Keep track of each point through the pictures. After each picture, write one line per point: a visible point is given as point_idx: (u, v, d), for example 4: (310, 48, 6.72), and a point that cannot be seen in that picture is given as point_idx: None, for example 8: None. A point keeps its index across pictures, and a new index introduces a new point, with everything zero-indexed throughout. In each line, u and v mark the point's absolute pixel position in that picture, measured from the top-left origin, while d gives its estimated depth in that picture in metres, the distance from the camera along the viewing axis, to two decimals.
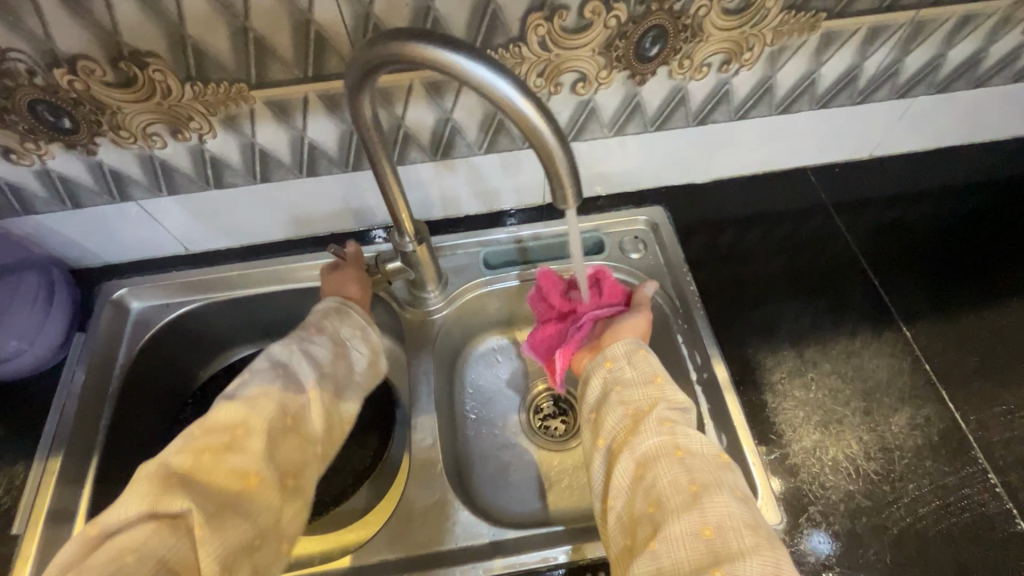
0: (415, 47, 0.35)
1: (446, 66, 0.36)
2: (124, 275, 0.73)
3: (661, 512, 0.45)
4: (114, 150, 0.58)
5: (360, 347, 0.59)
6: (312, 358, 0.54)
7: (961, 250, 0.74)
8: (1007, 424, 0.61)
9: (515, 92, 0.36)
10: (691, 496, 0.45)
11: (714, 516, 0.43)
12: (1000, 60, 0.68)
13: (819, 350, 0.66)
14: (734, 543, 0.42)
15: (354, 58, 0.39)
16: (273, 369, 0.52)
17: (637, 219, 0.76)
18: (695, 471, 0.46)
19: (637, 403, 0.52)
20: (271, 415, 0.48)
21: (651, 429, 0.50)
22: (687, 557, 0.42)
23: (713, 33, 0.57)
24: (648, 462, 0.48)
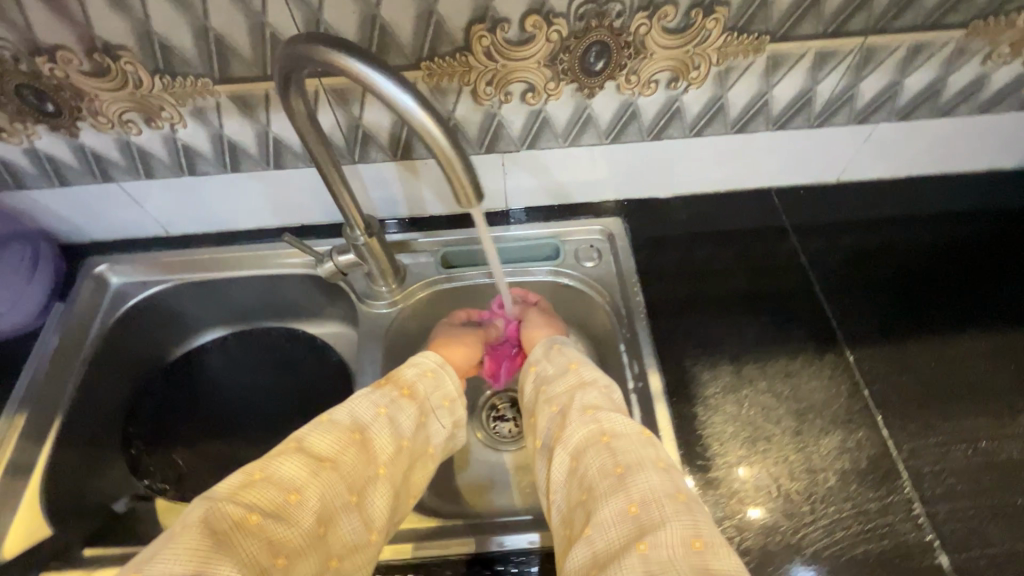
0: (326, 55, 0.38)
1: (356, 75, 0.37)
2: (107, 252, 0.78)
3: (592, 498, 0.49)
4: (94, 134, 0.63)
5: (444, 420, 0.61)
6: (395, 424, 0.55)
7: (918, 279, 0.73)
8: (940, 456, 0.60)
9: (419, 110, 0.37)
10: (612, 474, 0.49)
11: (637, 492, 0.47)
12: (962, 90, 0.68)
13: (757, 368, 0.66)
14: (658, 511, 0.46)
15: (280, 56, 0.41)
16: (352, 432, 0.52)
17: (595, 230, 0.78)
18: (618, 454, 0.51)
19: (565, 399, 0.58)
20: (342, 483, 0.48)
21: (578, 419, 0.55)
22: (618, 534, 0.45)
23: (656, 51, 0.59)
24: (579, 454, 0.53)
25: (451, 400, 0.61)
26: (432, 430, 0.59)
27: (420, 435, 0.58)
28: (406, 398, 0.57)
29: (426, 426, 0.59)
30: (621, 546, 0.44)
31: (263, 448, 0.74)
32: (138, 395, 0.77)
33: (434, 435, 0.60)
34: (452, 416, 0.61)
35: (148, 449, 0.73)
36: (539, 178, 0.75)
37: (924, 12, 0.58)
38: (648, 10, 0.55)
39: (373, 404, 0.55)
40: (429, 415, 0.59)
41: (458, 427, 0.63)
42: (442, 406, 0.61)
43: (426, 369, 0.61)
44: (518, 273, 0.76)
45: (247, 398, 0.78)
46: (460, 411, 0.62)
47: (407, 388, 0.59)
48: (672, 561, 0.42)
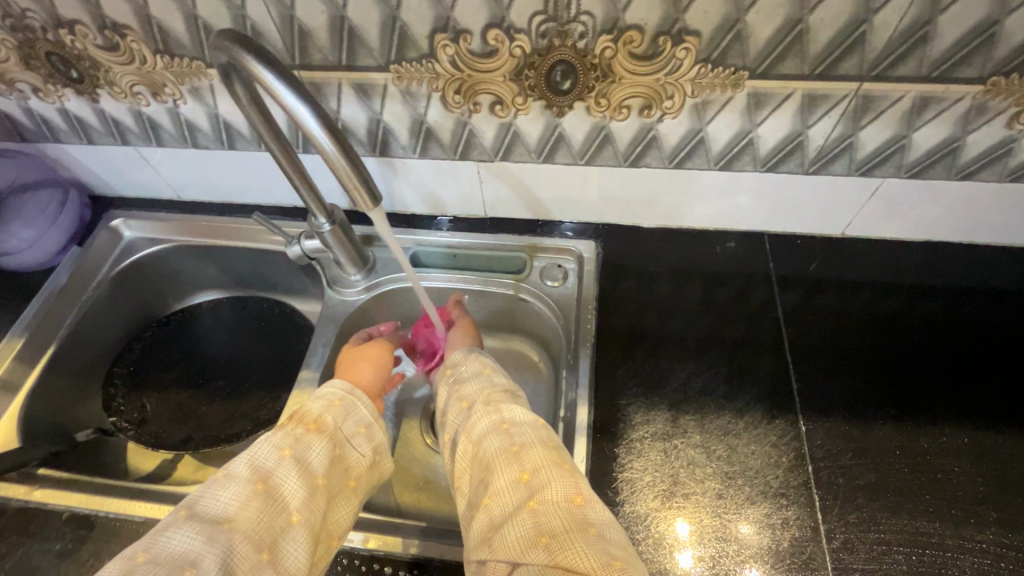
0: (240, 57, 0.41)
1: (262, 80, 0.41)
2: (127, 207, 0.87)
3: (487, 472, 0.46)
4: (111, 101, 0.70)
5: (363, 448, 0.56)
6: (304, 464, 0.50)
7: (906, 354, 0.66)
8: (877, 555, 0.53)
9: (315, 122, 0.40)
10: (505, 447, 0.47)
11: (530, 462, 0.45)
12: (985, 152, 0.60)
13: (695, 420, 0.62)
14: (549, 474, 0.44)
15: (211, 47, 0.44)
16: (253, 484, 0.47)
17: (569, 250, 0.77)
18: (513, 432, 0.48)
19: (469, 395, 0.55)
20: (245, 542, 0.43)
21: (481, 409, 0.52)
22: (510, 502, 0.43)
23: (625, 75, 0.57)
24: (477, 437, 0.50)
25: (367, 425, 0.57)
26: (352, 461, 0.54)
27: (336, 469, 0.53)
28: (315, 433, 0.53)
29: (343, 458, 0.54)
30: (511, 515, 0.42)
31: (220, 407, 0.79)
32: (129, 340, 0.85)
33: (356, 464, 0.55)
34: (371, 445, 0.57)
35: (123, 390, 0.80)
36: (516, 191, 0.75)
37: (930, 62, 0.52)
38: (613, 34, 0.54)
39: (274, 448, 0.50)
40: (344, 446, 0.54)
41: (383, 454, 0.58)
42: (358, 433, 0.56)
43: (333, 399, 0.57)
44: (481, 281, 0.76)
45: (220, 360, 0.83)
46: (379, 435, 0.58)
47: (314, 422, 0.54)
48: (560, 521, 0.40)
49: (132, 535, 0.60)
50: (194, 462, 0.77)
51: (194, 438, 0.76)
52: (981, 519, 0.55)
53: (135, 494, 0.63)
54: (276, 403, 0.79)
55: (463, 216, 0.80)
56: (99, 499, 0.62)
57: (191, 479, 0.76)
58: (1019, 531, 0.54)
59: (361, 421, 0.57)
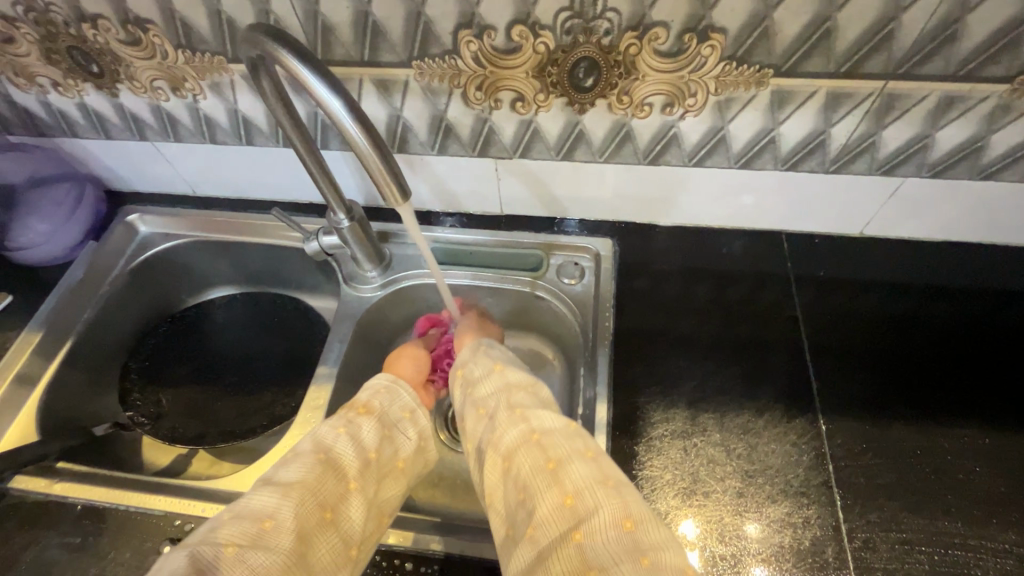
0: (276, 53, 0.42)
1: (297, 75, 0.42)
2: (142, 202, 0.87)
3: (527, 497, 0.46)
4: (130, 96, 0.71)
5: (408, 432, 0.55)
6: (358, 439, 0.51)
7: (925, 354, 0.66)
8: (899, 555, 0.53)
9: (348, 115, 0.41)
10: (541, 465, 0.46)
11: (569, 483, 0.45)
12: (1008, 152, 0.60)
13: (714, 419, 0.62)
14: (592, 498, 0.43)
15: (241, 41, 0.46)
16: (314, 454, 0.49)
17: (585, 249, 0.76)
18: (547, 446, 0.48)
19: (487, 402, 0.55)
20: (313, 500, 0.45)
21: (505, 417, 0.52)
22: (555, 532, 0.42)
23: (648, 72, 0.57)
24: (509, 454, 0.49)
25: (411, 410, 0.57)
26: (400, 443, 0.54)
27: (387, 448, 0.53)
28: (365, 414, 0.54)
29: (392, 440, 0.54)
30: (557, 543, 0.42)
31: (235, 402, 0.79)
32: (144, 335, 0.85)
33: (403, 448, 0.54)
34: (416, 431, 0.56)
35: (138, 385, 0.80)
36: (533, 188, 0.74)
37: (956, 60, 0.52)
38: (638, 31, 0.54)
39: (331, 427, 0.52)
40: (393, 428, 0.55)
41: (428, 440, 0.57)
42: (403, 419, 0.56)
43: (379, 387, 0.57)
44: (498, 279, 0.76)
45: (234, 356, 0.83)
46: (423, 421, 0.57)
47: (363, 407, 0.55)
48: (608, 550, 0.40)
49: (150, 528, 0.60)
50: (209, 457, 0.77)
51: (209, 433, 0.76)
52: (1004, 519, 0.54)
53: (154, 488, 0.64)
54: (291, 399, 0.79)
55: (479, 214, 0.80)
56: (119, 492, 0.63)
57: (206, 473, 0.76)
58: None
59: (405, 407, 0.57)
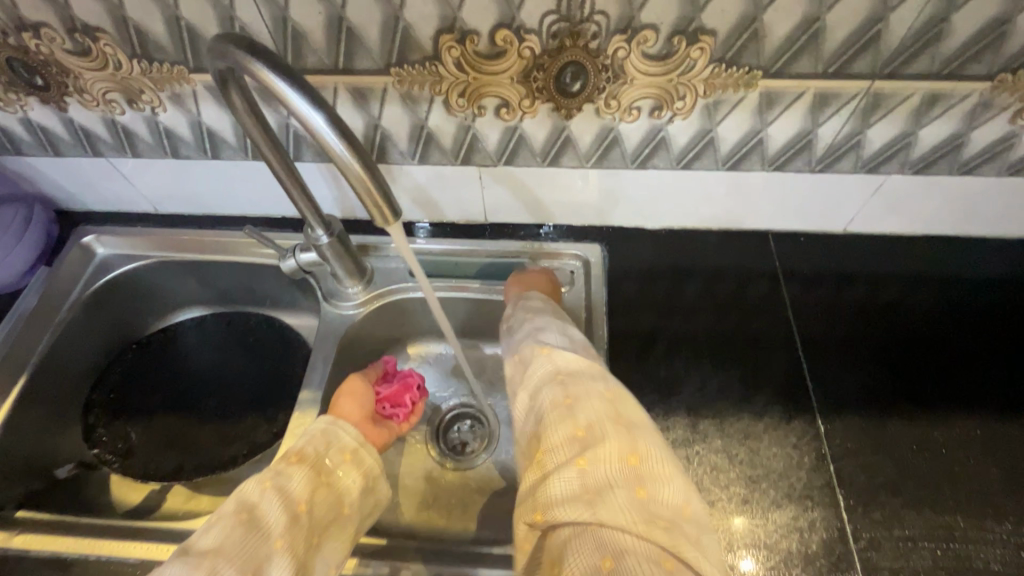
0: (250, 66, 0.39)
1: (272, 88, 0.39)
2: (98, 222, 0.81)
3: (589, 437, 0.43)
4: (81, 110, 0.65)
5: (351, 476, 0.53)
6: (287, 494, 0.48)
7: (913, 349, 0.67)
8: (903, 552, 0.53)
9: (331, 131, 0.38)
10: (613, 418, 0.45)
11: (642, 444, 0.43)
12: (986, 148, 0.61)
13: (715, 424, 0.61)
14: (657, 469, 0.42)
15: (208, 53, 0.42)
16: (237, 515, 0.45)
17: (574, 255, 0.75)
18: (619, 408, 0.46)
19: (565, 358, 0.51)
20: (230, 564, 0.42)
21: (577, 376, 0.49)
22: (614, 479, 0.40)
23: (636, 76, 0.56)
24: (576, 395, 0.47)
25: (353, 451, 0.55)
26: (342, 489, 0.52)
27: (324, 497, 0.50)
28: (297, 464, 0.51)
29: (331, 487, 0.51)
30: (616, 487, 0.40)
31: (212, 431, 0.74)
32: (108, 363, 0.80)
33: (347, 493, 0.52)
34: (361, 471, 0.54)
35: (104, 419, 0.75)
36: (518, 196, 0.72)
37: (940, 59, 0.53)
38: (626, 34, 0.53)
39: (258, 481, 0.48)
40: (331, 475, 0.52)
41: (375, 479, 0.55)
42: (344, 461, 0.54)
43: (314, 432, 0.55)
44: (486, 291, 0.73)
45: (207, 382, 0.78)
46: (368, 459, 0.55)
47: (295, 454, 0.52)
48: (674, 513, 0.39)
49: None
50: (183, 492, 0.72)
51: (185, 466, 0.72)
52: (999, 510, 0.55)
53: (124, 534, 0.59)
54: (273, 425, 0.74)
55: (463, 223, 0.78)
56: (83, 541, 0.58)
57: (182, 509, 0.71)
58: None
59: (347, 449, 0.55)
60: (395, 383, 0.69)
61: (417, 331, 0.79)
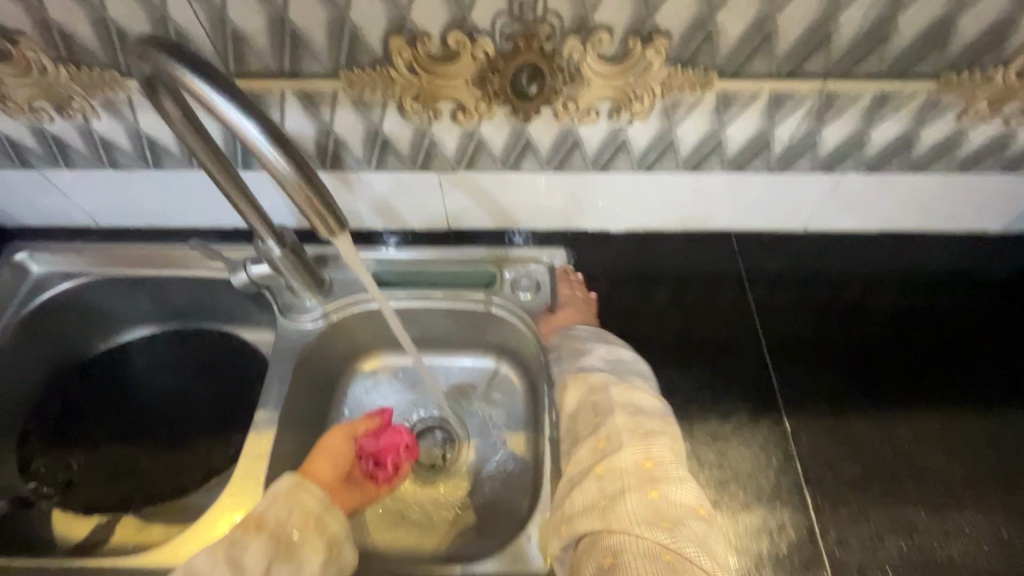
0: (175, 72, 0.36)
1: (199, 96, 0.36)
2: (33, 238, 0.76)
3: (608, 448, 0.48)
4: (6, 119, 0.61)
5: (313, 543, 0.48)
6: (239, 566, 0.45)
7: (874, 344, 0.68)
8: (870, 549, 0.54)
9: (264, 139, 0.36)
10: (647, 491, 0.44)
11: (673, 516, 0.43)
12: (936, 146, 0.62)
13: (683, 428, 0.61)
14: (671, 474, 0.46)
15: (131, 55, 0.40)
16: None
17: (537, 261, 0.73)
18: (643, 420, 0.50)
19: (602, 426, 0.51)
20: None
21: (636, 440, 0.48)
22: (627, 487, 0.45)
23: (593, 78, 0.55)
24: (605, 414, 0.51)
25: (317, 515, 0.50)
26: (304, 558, 0.47)
27: (281, 569, 0.46)
28: (255, 531, 0.47)
29: (291, 555, 0.47)
30: (627, 493, 0.45)
31: (163, 458, 0.70)
32: (47, 390, 0.75)
33: (307, 563, 0.47)
34: (324, 538, 0.49)
35: (41, 449, 0.71)
36: (480, 201, 0.70)
37: (888, 59, 0.54)
38: (581, 35, 0.52)
39: (208, 553, 0.45)
40: (291, 541, 0.48)
41: (342, 544, 0.50)
42: (306, 528, 0.49)
43: (275, 496, 0.50)
44: (450, 299, 0.71)
45: (157, 406, 0.74)
46: (333, 524, 0.51)
47: (255, 520, 0.48)
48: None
49: None
50: (133, 523, 0.67)
51: (130, 497, 0.68)
52: (960, 501, 0.57)
53: None
54: (230, 448, 0.70)
55: (426, 231, 0.75)
56: None
57: (132, 543, 0.66)
58: (994, 510, 0.56)
59: (310, 514, 0.50)
60: (381, 440, 0.67)
61: (381, 343, 0.77)
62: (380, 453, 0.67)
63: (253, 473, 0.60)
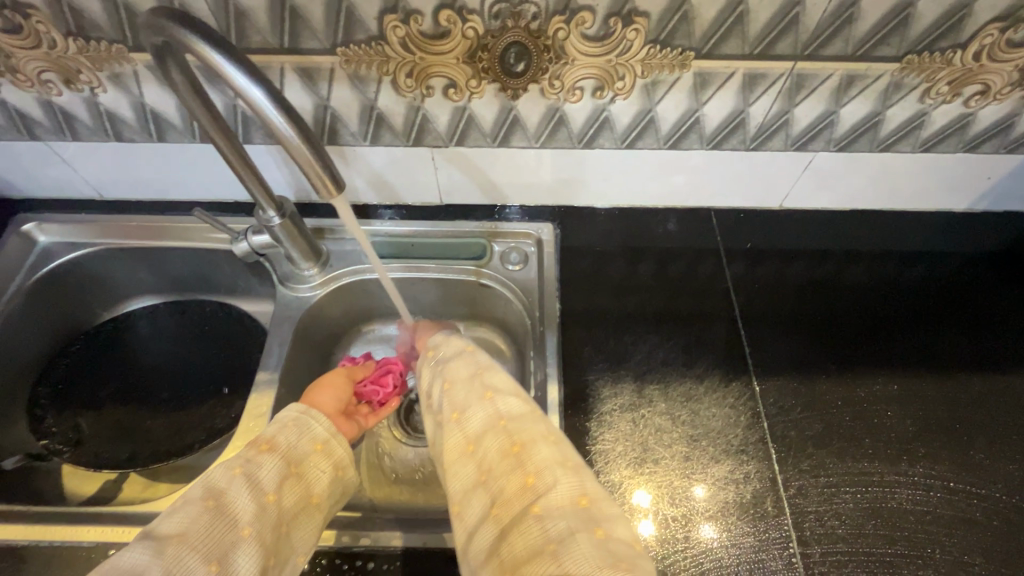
0: (188, 41, 0.39)
1: (211, 63, 0.39)
2: (39, 210, 0.79)
3: (539, 485, 0.40)
4: (15, 91, 0.64)
5: (324, 465, 0.49)
6: (256, 482, 0.45)
7: (840, 314, 0.72)
8: (827, 497, 0.58)
9: (270, 104, 0.40)
10: (588, 522, 0.37)
11: (621, 549, 0.36)
12: (901, 126, 0.66)
13: (659, 389, 0.65)
14: (608, 510, 0.39)
15: (142, 27, 0.43)
16: (204, 501, 0.42)
17: (525, 235, 0.77)
18: (566, 448, 0.43)
19: (521, 449, 0.42)
20: (193, 555, 0.38)
21: (562, 462, 0.41)
22: (570, 524, 0.37)
23: (578, 57, 0.58)
24: (525, 441, 0.42)
25: (324, 442, 0.51)
26: (312, 479, 0.48)
27: (293, 486, 0.47)
28: (267, 452, 0.47)
29: (301, 475, 0.48)
30: (574, 532, 0.37)
31: (168, 419, 0.73)
32: (54, 356, 0.78)
33: (316, 482, 0.48)
34: (332, 461, 0.50)
35: (52, 412, 0.74)
36: (471, 176, 0.74)
37: (853, 41, 0.57)
38: (565, 15, 0.55)
39: (225, 467, 0.45)
40: (302, 464, 0.48)
41: (347, 468, 0.52)
42: (314, 451, 0.50)
43: (286, 420, 0.51)
44: (441, 270, 0.74)
45: (161, 371, 0.77)
46: (340, 450, 0.51)
47: (266, 442, 0.48)
48: None
49: (80, 561, 0.56)
50: (141, 480, 0.71)
51: (138, 455, 0.71)
52: (912, 456, 0.61)
53: (78, 520, 0.59)
54: (232, 410, 0.74)
55: (419, 205, 0.79)
56: (33, 529, 0.58)
57: (141, 497, 0.70)
58: (943, 463, 0.61)
59: (319, 441, 0.51)
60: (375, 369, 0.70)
61: (376, 313, 0.80)
62: (377, 380, 0.69)
63: (256, 429, 0.64)
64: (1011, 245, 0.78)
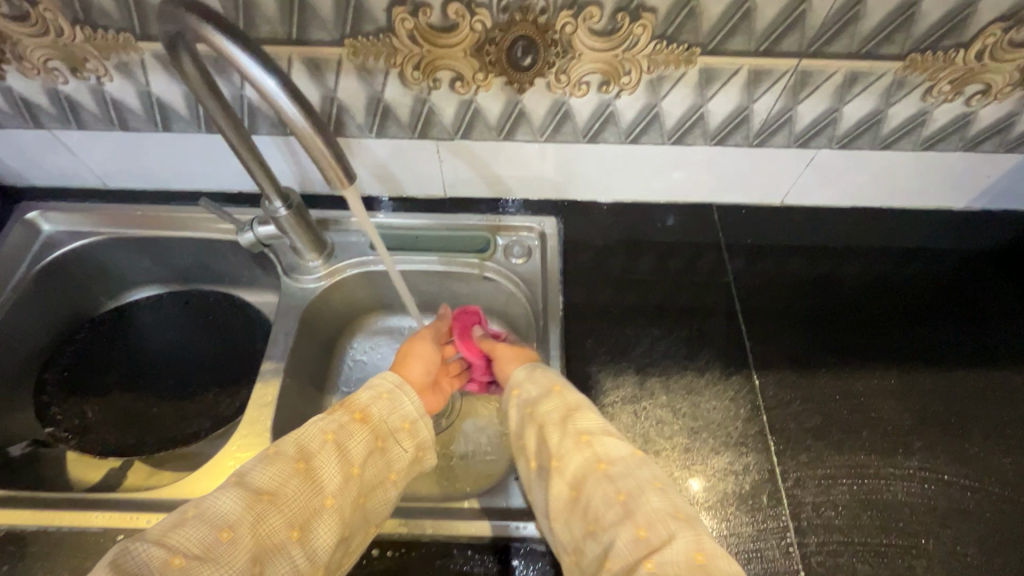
0: (201, 31, 0.40)
1: (225, 54, 0.40)
2: (43, 199, 0.79)
3: (652, 538, 0.40)
4: (21, 79, 0.64)
5: (405, 445, 0.51)
6: (345, 451, 0.47)
7: (838, 309, 0.73)
8: (824, 488, 0.59)
9: (284, 95, 0.40)
10: None
11: None
12: (902, 124, 0.67)
13: (661, 382, 0.66)
14: (725, 568, 0.38)
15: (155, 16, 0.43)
16: (296, 463, 0.45)
17: (527, 228, 0.77)
18: (674, 498, 0.43)
19: (628, 498, 0.43)
20: (281, 517, 0.42)
21: (671, 516, 0.41)
22: None
23: (584, 51, 0.59)
24: (631, 491, 0.43)
25: (412, 421, 0.51)
26: (393, 457, 0.50)
27: (376, 461, 0.49)
28: (359, 422, 0.49)
29: (385, 452, 0.49)
30: None
31: (173, 406, 0.74)
32: (59, 343, 0.78)
33: (396, 460, 0.50)
34: (413, 442, 0.51)
35: (59, 398, 0.74)
36: (476, 170, 0.74)
37: (858, 39, 0.57)
38: (573, 9, 0.56)
39: (321, 429, 0.47)
40: (387, 440, 0.50)
41: (425, 450, 0.53)
42: (402, 430, 0.51)
43: (382, 393, 0.52)
44: (445, 262, 0.75)
45: (165, 360, 0.77)
46: (424, 432, 0.52)
47: (361, 411, 0.50)
48: None
49: (87, 545, 0.57)
50: (146, 468, 0.71)
51: (145, 442, 0.72)
52: (908, 449, 0.62)
53: (85, 505, 0.59)
54: (237, 399, 0.75)
55: (424, 199, 0.79)
56: (40, 514, 0.58)
57: (145, 484, 0.70)
58: (939, 456, 0.62)
59: (409, 418, 0.51)
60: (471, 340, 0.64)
61: (380, 305, 0.81)
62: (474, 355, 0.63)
63: (261, 418, 0.65)
64: (1008, 242, 0.79)
